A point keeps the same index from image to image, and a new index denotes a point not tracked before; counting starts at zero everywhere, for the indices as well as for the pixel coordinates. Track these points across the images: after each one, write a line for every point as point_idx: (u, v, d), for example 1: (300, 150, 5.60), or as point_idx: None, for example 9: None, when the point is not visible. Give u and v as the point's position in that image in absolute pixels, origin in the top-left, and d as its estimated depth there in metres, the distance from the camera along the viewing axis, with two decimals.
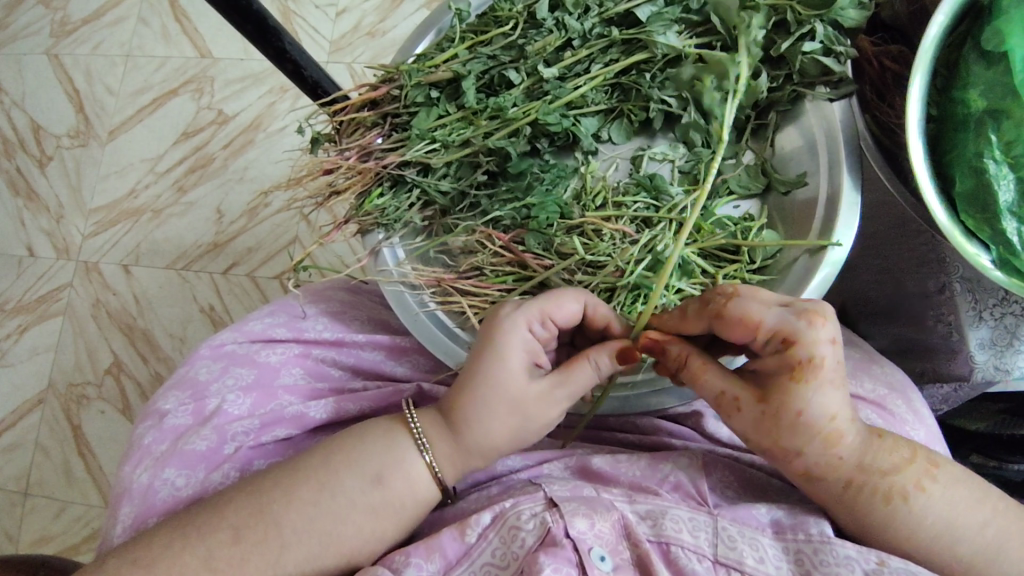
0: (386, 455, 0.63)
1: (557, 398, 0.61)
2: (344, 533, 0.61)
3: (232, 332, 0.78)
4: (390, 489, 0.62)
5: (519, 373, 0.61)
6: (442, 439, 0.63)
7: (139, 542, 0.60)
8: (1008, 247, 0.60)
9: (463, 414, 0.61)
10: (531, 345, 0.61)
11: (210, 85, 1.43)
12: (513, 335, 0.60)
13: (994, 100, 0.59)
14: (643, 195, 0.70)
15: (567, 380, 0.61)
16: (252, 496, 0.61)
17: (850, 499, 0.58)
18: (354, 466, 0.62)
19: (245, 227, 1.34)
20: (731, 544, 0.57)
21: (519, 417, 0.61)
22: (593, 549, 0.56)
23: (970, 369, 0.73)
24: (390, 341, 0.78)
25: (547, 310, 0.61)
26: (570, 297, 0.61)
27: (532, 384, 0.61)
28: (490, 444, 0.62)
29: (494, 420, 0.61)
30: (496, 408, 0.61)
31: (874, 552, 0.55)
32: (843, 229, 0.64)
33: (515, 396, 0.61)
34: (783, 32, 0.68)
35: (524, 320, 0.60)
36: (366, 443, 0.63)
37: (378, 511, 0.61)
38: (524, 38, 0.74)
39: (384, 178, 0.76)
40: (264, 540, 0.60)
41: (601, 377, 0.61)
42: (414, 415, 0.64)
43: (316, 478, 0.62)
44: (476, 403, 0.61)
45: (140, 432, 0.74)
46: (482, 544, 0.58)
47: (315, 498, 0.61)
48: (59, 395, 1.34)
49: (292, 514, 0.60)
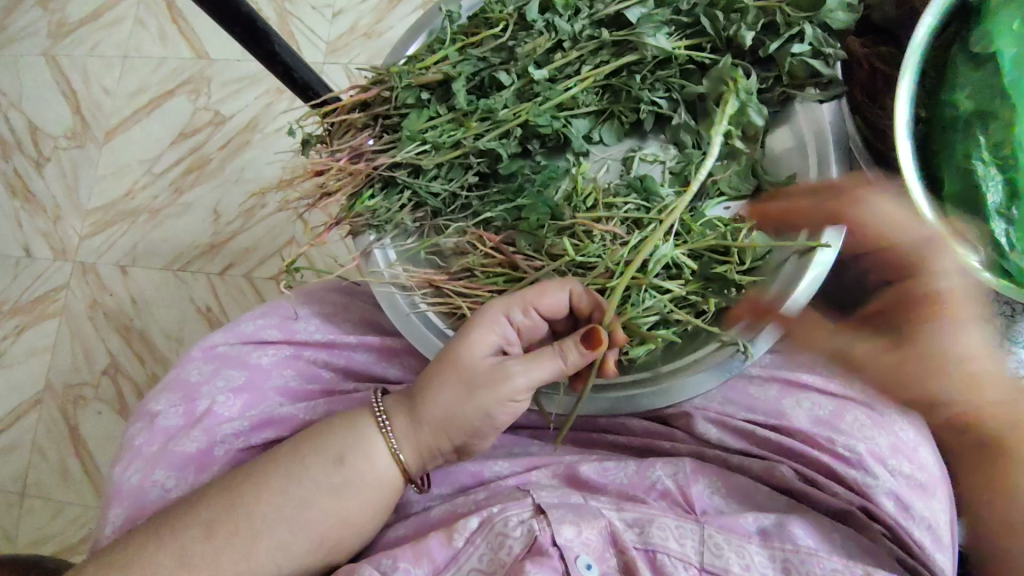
0: (352, 437, 0.63)
1: (510, 374, 0.60)
2: (309, 519, 0.60)
3: (223, 333, 0.78)
4: (351, 468, 0.62)
5: (482, 347, 0.62)
6: (404, 418, 0.63)
7: (114, 544, 0.60)
8: (997, 248, 0.59)
9: (427, 380, 0.63)
10: (506, 329, 0.62)
11: (206, 85, 1.44)
12: (489, 314, 0.62)
13: (982, 102, 0.59)
14: (633, 196, 0.70)
15: (529, 365, 0.60)
16: (223, 491, 0.61)
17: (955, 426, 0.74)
18: (318, 449, 0.62)
19: (241, 228, 1.34)
20: (717, 552, 0.57)
21: (469, 392, 0.61)
22: (580, 557, 0.56)
23: (961, 369, 0.73)
24: (381, 343, 0.78)
25: (529, 297, 0.62)
26: (554, 287, 0.61)
27: (493, 361, 0.61)
28: (444, 417, 0.62)
29: (453, 395, 0.62)
30: (458, 387, 0.62)
31: (860, 565, 0.56)
32: (833, 231, 0.65)
33: (479, 376, 0.61)
34: (772, 33, 0.68)
35: (505, 306, 0.62)
36: (333, 430, 0.64)
37: (345, 496, 0.61)
38: (514, 40, 0.75)
39: (376, 179, 0.77)
40: (232, 534, 0.59)
41: (566, 369, 0.60)
42: (380, 402, 0.65)
43: (284, 466, 0.62)
44: (439, 371, 0.63)
45: (132, 433, 0.74)
46: (469, 549, 0.58)
47: (283, 487, 0.61)
48: (55, 395, 1.34)
49: (263, 504, 0.60)
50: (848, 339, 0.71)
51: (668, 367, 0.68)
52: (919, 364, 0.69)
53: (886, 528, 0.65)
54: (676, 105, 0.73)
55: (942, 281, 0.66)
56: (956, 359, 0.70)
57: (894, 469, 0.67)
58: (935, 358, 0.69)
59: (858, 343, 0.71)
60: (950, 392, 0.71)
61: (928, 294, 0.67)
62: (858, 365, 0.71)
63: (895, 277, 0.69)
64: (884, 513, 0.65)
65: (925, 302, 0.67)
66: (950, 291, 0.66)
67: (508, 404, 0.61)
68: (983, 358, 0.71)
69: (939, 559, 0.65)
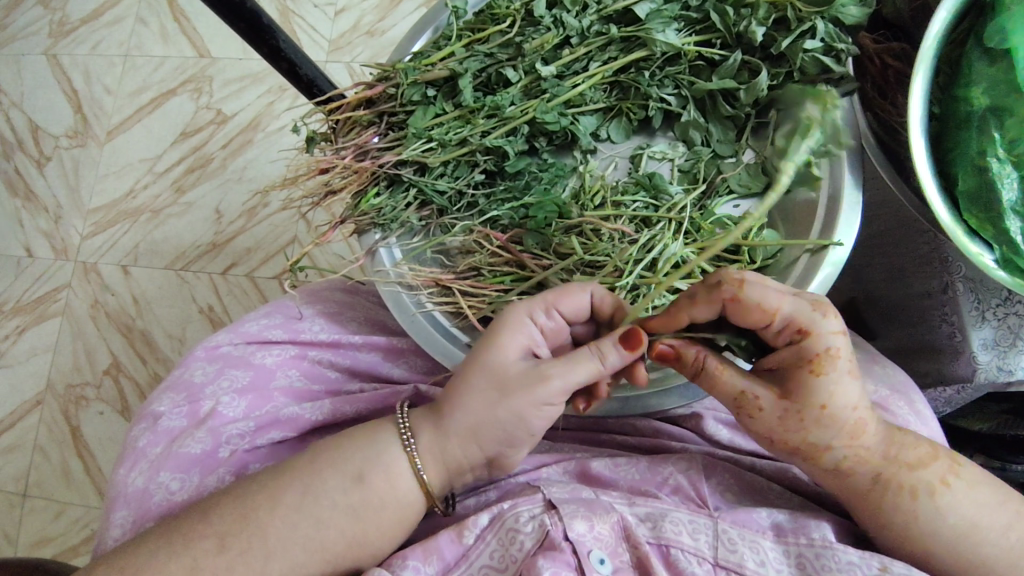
0: (373, 455, 0.61)
1: (548, 375, 0.57)
2: (326, 537, 0.59)
3: (227, 333, 0.77)
4: (371, 487, 0.60)
5: (512, 350, 0.59)
6: (428, 433, 0.61)
7: (119, 552, 0.59)
8: (1012, 246, 0.59)
9: (453, 391, 0.60)
10: (532, 330, 0.60)
11: (208, 85, 1.43)
12: (513, 316, 0.60)
13: (997, 98, 0.58)
14: (642, 195, 0.70)
15: (564, 362, 0.57)
16: (235, 502, 0.60)
17: (876, 499, 0.58)
18: (331, 463, 0.61)
19: (244, 227, 1.33)
20: (731, 547, 0.57)
21: (501, 397, 0.58)
22: (593, 552, 0.55)
23: (973, 369, 0.73)
24: (387, 343, 0.77)
25: (552, 299, 0.61)
26: (576, 289, 0.61)
27: (525, 364, 0.59)
28: (473, 424, 0.59)
29: (479, 399, 0.59)
30: (487, 395, 0.59)
31: (876, 558, 0.55)
32: (844, 228, 0.64)
33: (509, 379, 0.58)
34: (783, 29, 0.67)
35: (528, 308, 0.60)
36: (351, 444, 0.62)
37: (359, 514, 0.59)
38: (521, 36, 0.74)
39: (381, 178, 0.76)
40: (246, 550, 0.58)
41: (605, 369, 0.57)
42: (405, 415, 0.63)
43: (301, 481, 0.60)
44: (466, 379, 0.60)
45: (135, 434, 0.73)
46: (480, 546, 0.58)
47: (298, 503, 0.59)
48: (57, 395, 1.33)
49: (277, 520, 0.58)
50: (740, 392, 0.57)
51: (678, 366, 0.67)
52: (806, 424, 0.56)
53: None
54: (684, 102, 0.72)
55: (828, 346, 0.54)
56: (844, 434, 0.56)
57: None
58: (815, 427, 0.56)
59: (750, 401, 0.57)
60: (835, 468, 0.58)
61: (803, 357, 0.55)
62: (754, 424, 0.58)
63: (777, 344, 0.57)
64: None
65: (801, 365, 0.55)
66: (831, 353, 0.54)
67: (543, 406, 0.58)
68: (935, 462, 0.58)
69: None
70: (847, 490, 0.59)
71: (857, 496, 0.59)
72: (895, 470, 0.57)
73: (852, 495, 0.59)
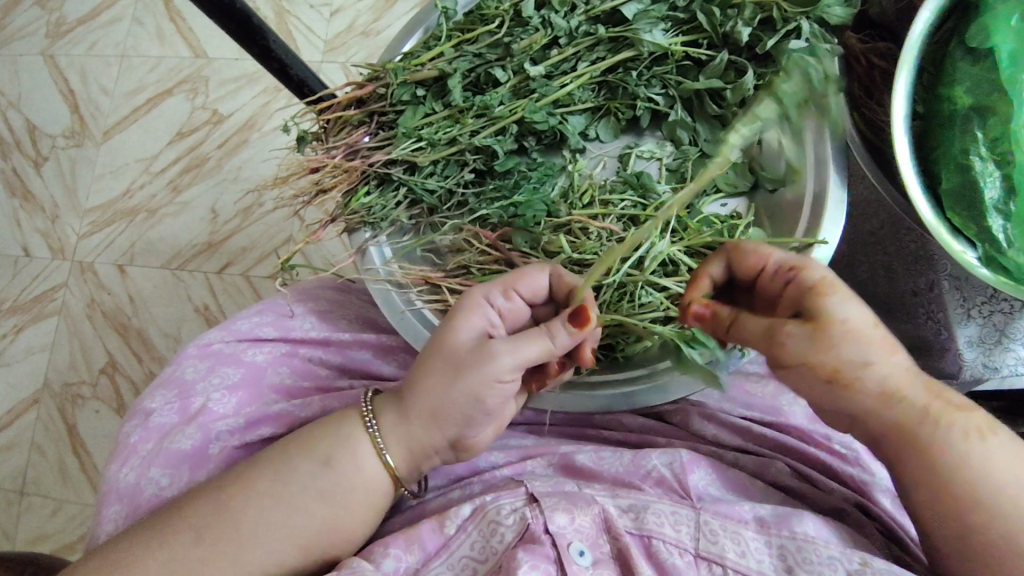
0: (340, 440, 0.62)
1: (498, 353, 0.58)
2: (296, 524, 0.59)
3: (219, 332, 0.77)
4: (337, 470, 0.61)
5: (468, 331, 0.60)
6: (392, 418, 0.62)
7: (106, 546, 0.59)
8: (994, 244, 0.59)
9: (414, 371, 0.61)
10: (487, 311, 0.61)
11: (204, 85, 1.44)
12: (469, 298, 0.61)
13: (980, 97, 0.59)
14: (630, 193, 0.71)
15: (515, 341, 0.58)
16: (210, 495, 0.60)
17: (927, 434, 0.55)
18: (308, 450, 0.61)
19: (239, 227, 1.34)
20: (712, 538, 0.57)
21: (455, 377, 0.59)
22: (572, 544, 0.56)
23: (959, 366, 0.73)
24: (376, 341, 0.78)
25: (510, 280, 0.61)
26: (532, 270, 0.62)
27: (478, 343, 0.59)
28: (433, 407, 0.60)
29: (436, 380, 0.60)
30: (444, 376, 0.59)
31: (857, 553, 0.55)
32: (828, 228, 0.64)
33: (462, 358, 0.59)
34: (770, 29, 0.68)
35: (483, 290, 0.61)
36: (319, 430, 0.63)
37: (326, 497, 0.60)
38: (510, 36, 0.74)
39: (371, 176, 0.76)
40: (219, 540, 0.58)
41: (555, 349, 0.58)
42: (369, 403, 0.64)
43: (270, 466, 0.61)
44: (424, 360, 0.61)
45: (126, 430, 0.73)
46: (461, 537, 0.58)
47: (270, 490, 0.60)
48: (54, 394, 1.34)
49: (251, 509, 0.59)
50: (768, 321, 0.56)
51: (663, 364, 0.67)
52: (838, 342, 0.54)
53: (880, 525, 0.64)
54: (673, 102, 0.73)
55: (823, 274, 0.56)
56: (875, 354, 0.55)
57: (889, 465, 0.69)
58: (845, 344, 0.54)
59: (781, 327, 0.55)
60: (875, 395, 0.56)
61: (805, 286, 0.56)
62: (790, 351, 0.55)
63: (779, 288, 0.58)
64: (879, 509, 0.65)
65: (810, 291, 0.55)
66: (829, 277, 0.56)
67: (495, 383, 0.58)
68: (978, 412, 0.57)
69: None
70: (887, 423, 0.56)
71: (899, 427, 0.56)
72: (942, 406, 0.55)
73: (899, 433, 0.56)
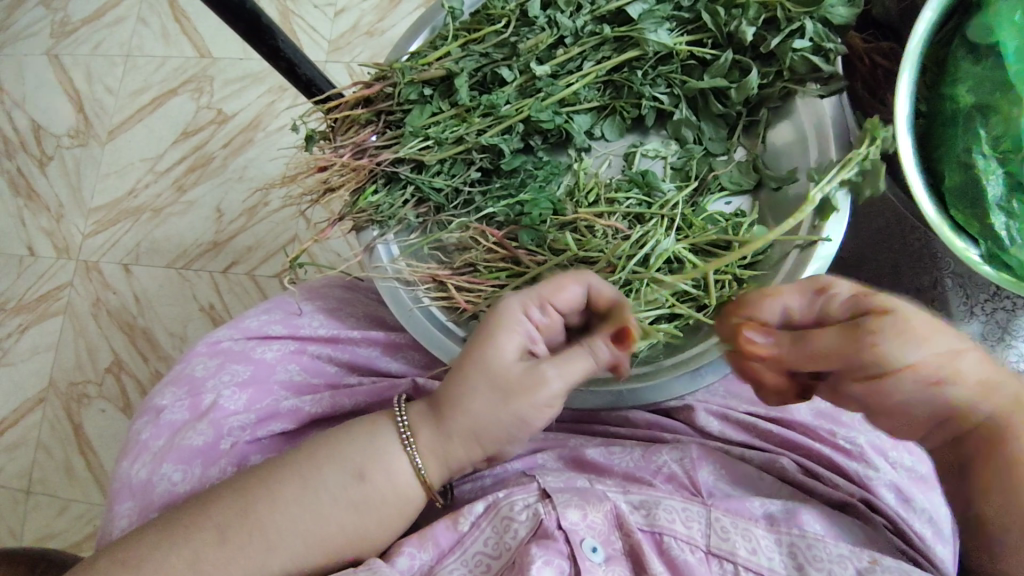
0: (374, 453, 0.62)
1: (546, 377, 0.59)
2: (327, 531, 0.60)
3: (229, 329, 0.78)
4: (371, 484, 0.61)
5: (511, 351, 0.60)
6: (420, 424, 0.62)
7: (122, 541, 0.59)
8: (997, 243, 0.60)
9: (454, 391, 0.61)
10: (528, 328, 0.61)
11: (209, 85, 1.44)
12: (508, 314, 0.60)
13: (983, 95, 0.59)
14: (635, 192, 0.71)
15: (561, 362, 0.59)
16: (233, 497, 0.60)
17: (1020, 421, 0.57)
18: (339, 462, 0.61)
19: (244, 226, 1.35)
20: (723, 535, 0.58)
21: (502, 398, 0.59)
22: (585, 540, 0.57)
23: None
24: (385, 338, 0.78)
25: (546, 293, 0.61)
26: (569, 281, 0.61)
27: (522, 364, 0.59)
28: (469, 424, 0.60)
29: (480, 400, 0.60)
30: (488, 398, 0.60)
31: (866, 551, 0.56)
32: (833, 225, 0.65)
33: (506, 379, 0.59)
34: (772, 28, 0.69)
35: (520, 305, 0.60)
36: (351, 442, 0.62)
37: (359, 506, 0.60)
38: (516, 36, 0.75)
39: (378, 174, 0.77)
40: (245, 544, 0.58)
41: (597, 365, 0.60)
42: (402, 410, 0.64)
43: (299, 474, 0.61)
44: (468, 382, 0.60)
45: (137, 427, 0.74)
46: (475, 533, 0.59)
47: (298, 496, 0.60)
48: (60, 393, 1.35)
49: (277, 515, 0.59)
50: (847, 328, 0.56)
51: (669, 361, 0.68)
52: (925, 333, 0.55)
53: (886, 521, 0.65)
54: (677, 101, 0.73)
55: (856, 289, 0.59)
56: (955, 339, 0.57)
57: (895, 462, 0.70)
58: (932, 333, 0.56)
59: (866, 327, 0.56)
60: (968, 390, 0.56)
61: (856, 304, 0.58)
62: (883, 355, 0.55)
63: (816, 317, 0.60)
64: (883, 504, 0.66)
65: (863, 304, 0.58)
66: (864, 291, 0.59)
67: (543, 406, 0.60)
68: None
69: (939, 552, 0.66)
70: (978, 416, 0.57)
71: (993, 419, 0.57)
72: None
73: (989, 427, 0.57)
